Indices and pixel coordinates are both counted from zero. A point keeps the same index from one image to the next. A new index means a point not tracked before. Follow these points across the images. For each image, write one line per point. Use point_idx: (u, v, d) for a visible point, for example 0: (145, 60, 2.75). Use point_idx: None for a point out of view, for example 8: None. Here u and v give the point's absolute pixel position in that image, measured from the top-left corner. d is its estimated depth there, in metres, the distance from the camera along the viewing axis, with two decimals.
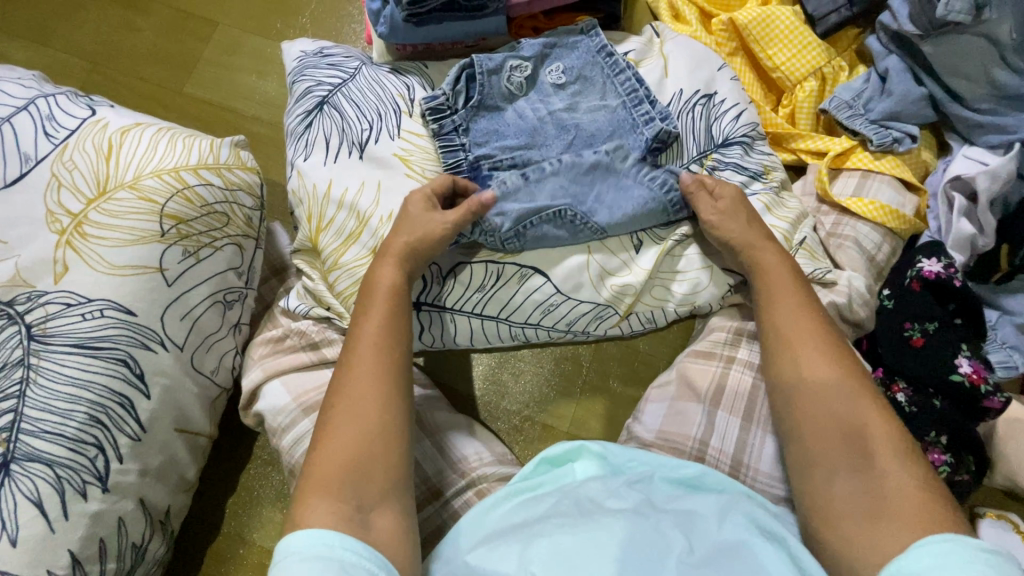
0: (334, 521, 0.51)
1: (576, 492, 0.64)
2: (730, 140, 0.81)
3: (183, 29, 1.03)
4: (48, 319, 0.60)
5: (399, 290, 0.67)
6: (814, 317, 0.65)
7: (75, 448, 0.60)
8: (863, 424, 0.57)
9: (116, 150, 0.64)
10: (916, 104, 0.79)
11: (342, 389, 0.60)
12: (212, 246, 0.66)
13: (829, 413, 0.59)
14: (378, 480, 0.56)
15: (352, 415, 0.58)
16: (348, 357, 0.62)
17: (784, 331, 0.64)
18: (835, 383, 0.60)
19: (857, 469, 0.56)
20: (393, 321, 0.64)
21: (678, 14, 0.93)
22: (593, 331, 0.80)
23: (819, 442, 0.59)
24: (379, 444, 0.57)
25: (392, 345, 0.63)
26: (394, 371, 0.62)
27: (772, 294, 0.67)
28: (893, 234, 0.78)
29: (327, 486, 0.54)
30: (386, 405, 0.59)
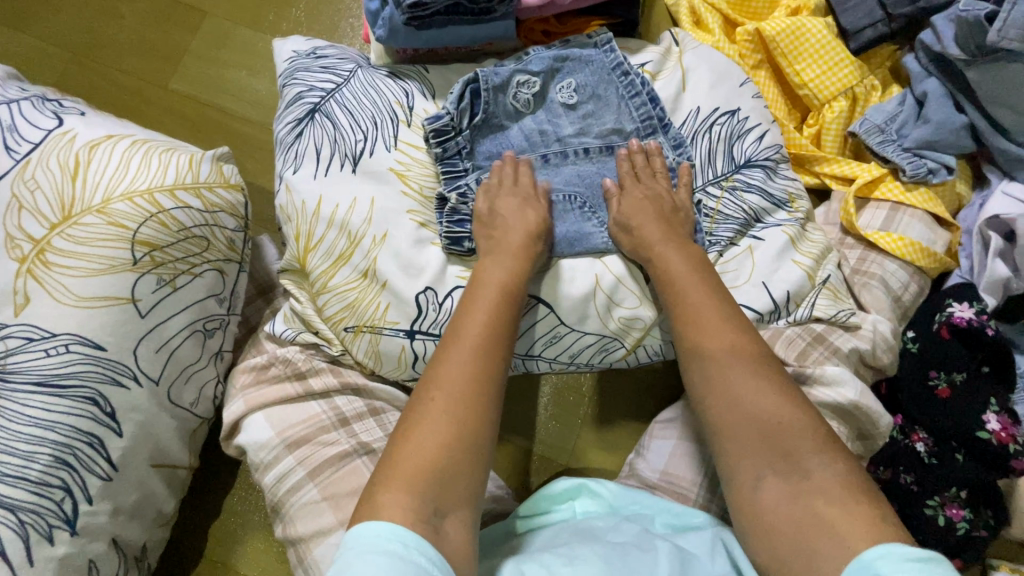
0: (409, 519, 0.45)
1: (576, 530, 0.61)
2: (752, 162, 0.76)
3: (168, 18, 0.96)
4: (9, 355, 0.55)
5: (510, 286, 0.63)
6: (724, 307, 0.61)
7: (39, 491, 0.56)
8: (782, 418, 0.53)
9: (83, 168, 0.58)
10: (955, 134, 0.74)
11: (439, 373, 0.54)
12: (190, 273, 0.62)
13: (743, 407, 0.54)
14: (466, 481, 0.50)
15: (449, 401, 0.52)
16: (447, 342, 0.57)
17: (693, 324, 0.60)
18: (744, 374, 0.55)
19: (779, 470, 0.51)
20: (503, 315, 0.60)
21: (699, 19, 0.87)
22: (597, 363, 0.75)
23: (736, 442, 0.54)
24: (471, 439, 0.51)
25: (500, 341, 0.58)
26: (498, 367, 0.56)
27: (706, 287, 0.63)
28: (921, 272, 0.74)
29: (417, 476, 0.48)
30: (487, 400, 0.54)
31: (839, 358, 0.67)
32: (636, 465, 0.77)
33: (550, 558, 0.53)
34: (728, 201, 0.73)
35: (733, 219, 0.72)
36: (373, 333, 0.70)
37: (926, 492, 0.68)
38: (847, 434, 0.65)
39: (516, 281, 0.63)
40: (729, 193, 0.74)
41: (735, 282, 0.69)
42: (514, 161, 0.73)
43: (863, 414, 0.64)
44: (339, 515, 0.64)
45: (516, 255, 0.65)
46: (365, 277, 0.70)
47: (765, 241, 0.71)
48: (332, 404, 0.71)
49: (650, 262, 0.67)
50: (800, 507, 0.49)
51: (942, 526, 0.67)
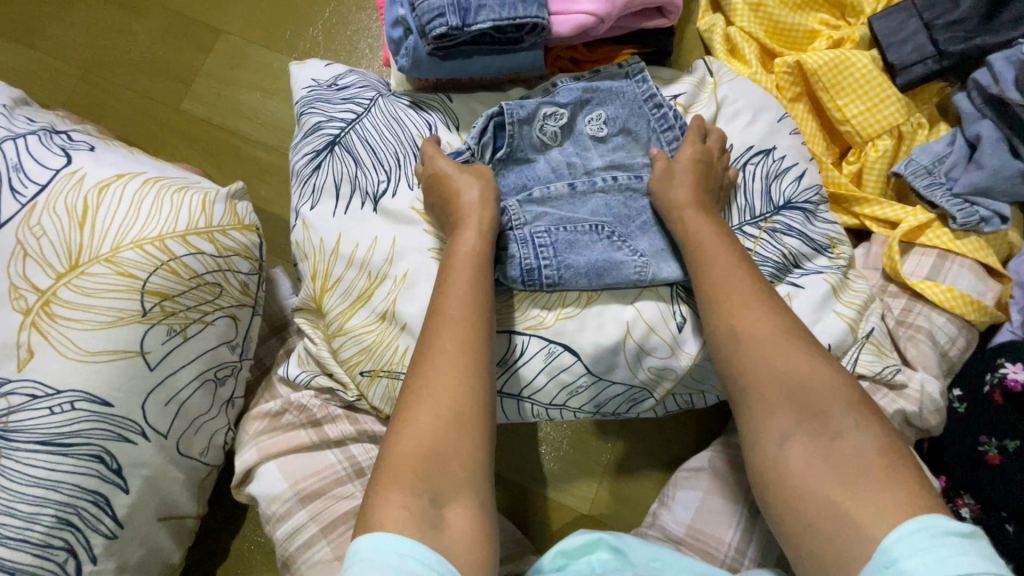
0: (405, 517, 0.45)
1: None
2: (791, 204, 0.72)
3: (181, 35, 0.93)
4: (11, 413, 0.52)
5: (483, 260, 0.60)
6: (752, 275, 0.60)
7: (42, 554, 0.53)
8: (811, 380, 0.51)
9: (91, 213, 0.55)
10: (1009, 180, 0.70)
11: (425, 362, 0.53)
12: (201, 321, 0.58)
13: (772, 368, 0.53)
14: (463, 465, 0.49)
15: (436, 389, 0.51)
16: (430, 328, 0.56)
17: (721, 288, 0.58)
18: (772, 335, 0.54)
19: (807, 425, 0.50)
20: (477, 289, 0.58)
21: (735, 48, 0.82)
22: (625, 412, 0.72)
23: (762, 399, 0.52)
24: (462, 422, 0.50)
25: (480, 319, 0.56)
26: (480, 344, 0.55)
27: (714, 255, 0.61)
28: (969, 326, 0.70)
29: (411, 469, 0.47)
30: (474, 380, 0.52)
31: None
32: (659, 515, 0.73)
33: None
34: (767, 242, 0.69)
35: (773, 263, 0.67)
36: (390, 379, 0.67)
37: None
38: None
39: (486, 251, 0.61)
40: (767, 235, 0.69)
41: None
42: (537, 190, 0.69)
43: None
44: None
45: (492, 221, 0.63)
46: (383, 320, 0.67)
47: (804, 289, 0.67)
48: (347, 454, 0.68)
49: (678, 230, 0.65)
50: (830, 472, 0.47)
51: None
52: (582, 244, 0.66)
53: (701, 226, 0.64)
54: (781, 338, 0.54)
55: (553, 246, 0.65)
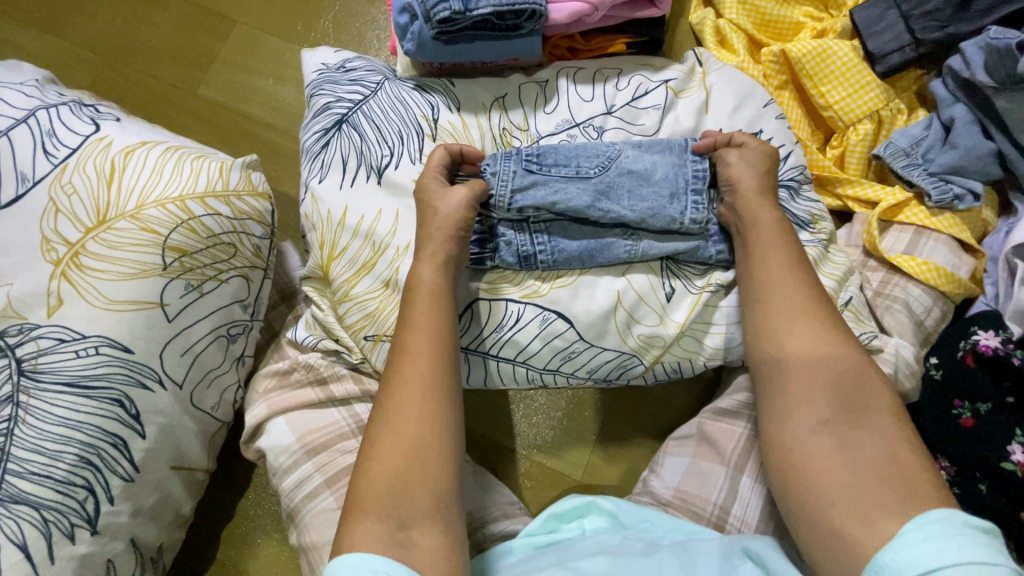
0: (375, 541, 0.50)
1: (580, 546, 0.61)
2: (776, 182, 0.74)
3: (199, 26, 0.98)
4: (40, 355, 0.56)
5: (444, 292, 0.63)
6: (808, 279, 0.62)
7: (64, 491, 0.57)
8: (848, 378, 0.57)
9: (118, 174, 0.60)
10: (982, 160, 0.73)
11: (389, 400, 0.57)
12: (217, 279, 0.63)
13: (815, 364, 0.58)
14: (426, 494, 0.53)
15: (398, 427, 0.56)
16: (392, 367, 0.59)
17: (775, 285, 0.62)
18: (823, 331, 0.59)
19: (832, 413, 0.55)
20: (435, 324, 0.61)
21: (724, 39, 0.87)
22: (615, 379, 0.73)
23: (799, 385, 0.57)
24: (423, 456, 0.54)
25: (440, 353, 0.59)
26: (438, 378, 0.58)
27: (768, 256, 0.64)
28: (945, 298, 0.73)
29: (377, 501, 0.53)
30: (435, 418, 0.56)
31: None
32: (649, 482, 0.76)
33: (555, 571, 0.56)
34: None
35: None
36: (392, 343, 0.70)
37: None
38: None
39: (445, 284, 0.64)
40: None
41: None
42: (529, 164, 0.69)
43: None
44: None
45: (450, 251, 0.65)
46: (386, 287, 0.70)
47: None
48: (352, 412, 0.71)
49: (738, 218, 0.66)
50: (850, 465, 0.52)
51: None
52: (574, 229, 0.69)
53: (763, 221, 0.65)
54: (831, 342, 0.58)
55: (549, 232, 0.69)
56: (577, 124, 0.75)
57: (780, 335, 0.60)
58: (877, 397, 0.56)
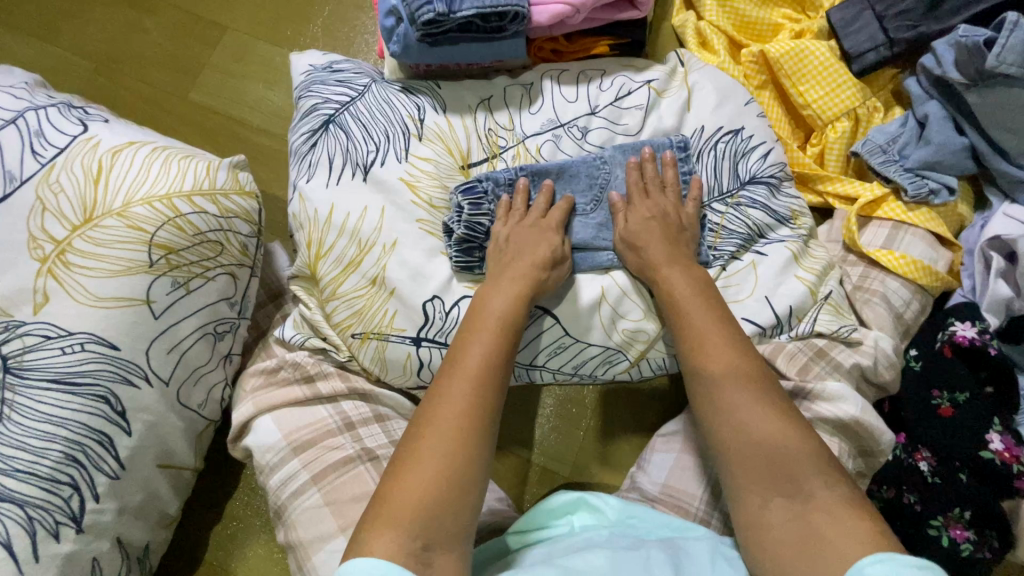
0: (399, 554, 0.45)
1: (568, 543, 0.59)
2: (756, 179, 0.75)
3: (189, 32, 0.99)
4: (25, 352, 0.57)
5: (511, 315, 0.60)
6: (727, 332, 0.60)
7: (48, 488, 0.56)
8: (776, 441, 0.53)
9: (106, 172, 0.61)
10: (955, 154, 0.75)
11: (433, 406, 0.52)
12: (203, 276, 0.64)
13: (745, 436, 0.54)
14: (458, 521, 0.48)
15: (444, 438, 0.50)
16: (445, 374, 0.55)
17: (698, 353, 0.59)
18: (747, 400, 0.55)
19: (772, 476, 0.52)
20: (501, 347, 0.57)
21: (705, 41, 0.88)
22: (601, 375, 0.73)
23: (741, 468, 0.54)
24: (463, 479, 0.49)
25: (496, 372, 0.55)
26: (495, 401, 0.54)
27: (690, 321, 0.61)
28: (923, 291, 0.74)
29: (410, 514, 0.47)
30: (479, 437, 0.51)
31: (841, 373, 0.67)
32: (636, 479, 0.74)
33: (544, 568, 0.53)
34: (732, 215, 0.72)
35: (738, 235, 0.71)
36: (379, 340, 0.70)
37: (930, 512, 0.69)
38: (848, 451, 0.65)
39: (515, 310, 0.61)
40: (732, 210, 0.73)
41: (738, 297, 0.69)
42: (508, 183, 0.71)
43: (864, 430, 0.64)
44: (341, 521, 0.65)
45: (517, 279, 0.63)
46: (373, 285, 0.70)
47: (767, 256, 0.70)
48: (339, 409, 0.72)
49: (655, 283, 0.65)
50: None
51: (947, 547, 0.68)
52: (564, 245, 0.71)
53: (682, 283, 0.64)
54: (753, 404, 0.55)
55: None
56: (561, 124, 0.76)
57: (716, 412, 0.56)
58: (806, 454, 0.52)
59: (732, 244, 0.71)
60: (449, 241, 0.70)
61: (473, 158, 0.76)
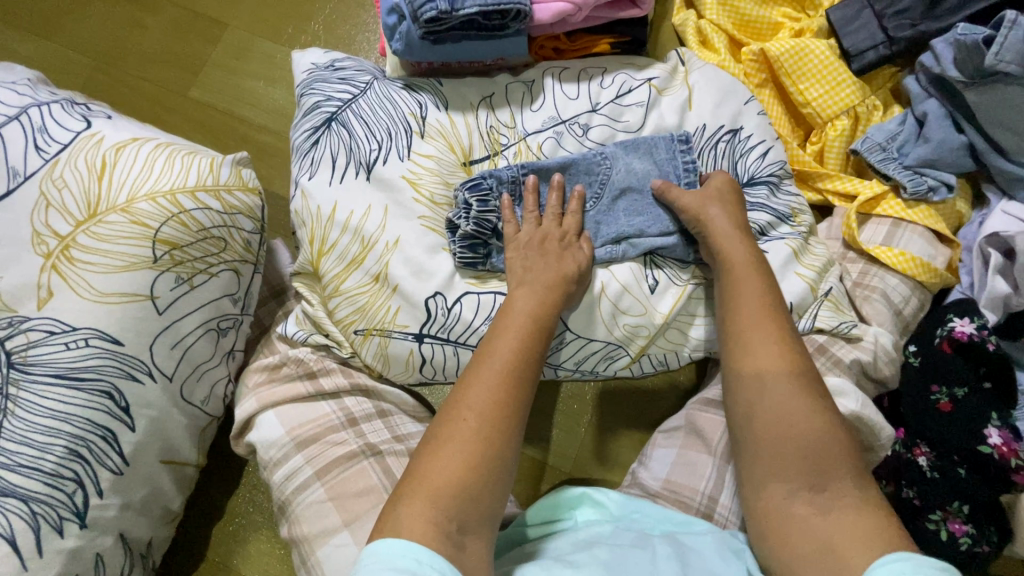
0: (429, 533, 0.46)
1: (574, 537, 0.60)
2: (755, 179, 0.76)
3: (190, 29, 0.99)
4: (29, 347, 0.57)
5: (539, 314, 0.61)
6: (778, 324, 0.60)
7: (52, 483, 0.56)
8: (816, 435, 0.53)
9: (109, 168, 0.61)
10: (954, 152, 0.76)
11: (466, 392, 0.53)
12: (207, 273, 0.64)
13: (787, 424, 0.54)
14: (488, 505, 0.50)
15: (476, 424, 0.51)
16: (479, 363, 0.56)
17: (747, 339, 0.59)
18: (793, 390, 0.55)
19: (801, 463, 0.53)
20: (530, 341, 0.58)
21: (705, 39, 0.89)
22: (602, 371, 0.74)
23: (772, 456, 0.54)
24: (494, 464, 0.50)
25: (528, 367, 0.56)
26: (526, 394, 0.55)
27: (742, 306, 0.61)
28: (922, 287, 0.75)
29: (443, 494, 0.48)
30: (512, 427, 0.52)
31: (841, 369, 0.68)
32: (638, 474, 0.74)
33: (550, 562, 0.54)
34: None
35: None
36: (382, 337, 0.70)
37: (929, 506, 0.70)
38: None
39: (546, 308, 0.62)
40: None
41: None
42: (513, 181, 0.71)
43: (865, 425, 0.64)
44: (345, 516, 0.65)
45: (553, 278, 0.64)
46: (376, 282, 0.70)
47: (768, 253, 0.71)
48: (342, 405, 0.72)
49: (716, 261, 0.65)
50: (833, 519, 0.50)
51: (946, 541, 0.68)
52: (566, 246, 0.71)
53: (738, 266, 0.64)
54: (798, 396, 0.55)
55: None
56: (563, 121, 0.77)
57: (759, 396, 0.56)
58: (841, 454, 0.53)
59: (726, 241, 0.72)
60: (454, 236, 0.70)
61: (475, 154, 0.76)
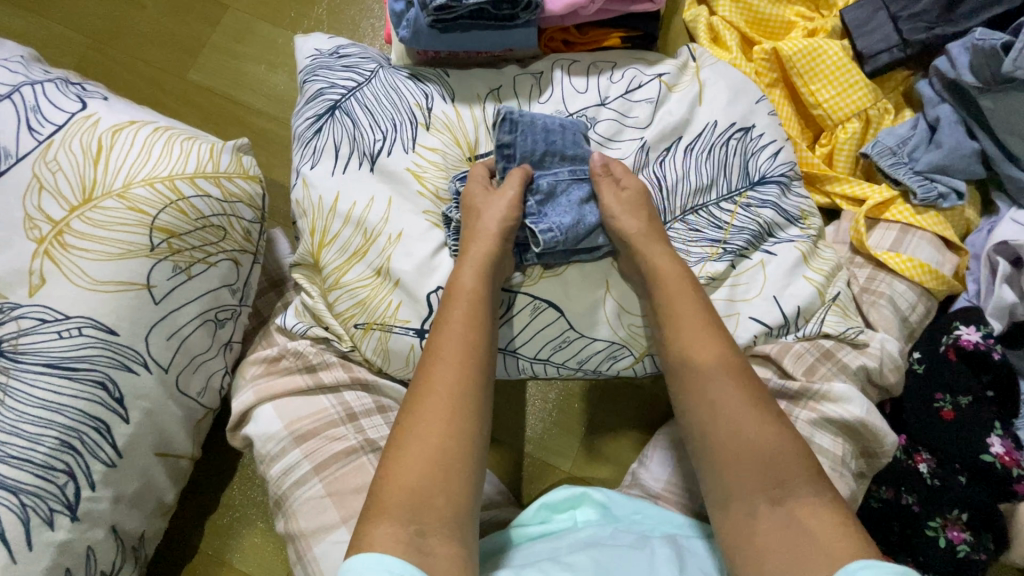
0: (391, 544, 0.45)
1: (568, 539, 0.58)
2: (766, 178, 0.74)
3: (189, 10, 0.96)
4: (21, 335, 0.55)
5: (479, 299, 0.59)
6: (705, 323, 0.58)
7: (43, 475, 0.55)
8: (761, 442, 0.51)
9: (106, 152, 0.59)
10: (966, 159, 0.76)
11: (416, 396, 0.52)
12: (205, 262, 0.62)
13: (735, 437, 0.52)
14: (450, 502, 0.48)
15: (428, 427, 0.50)
16: (426, 363, 0.54)
17: (680, 346, 0.58)
18: (732, 394, 0.53)
19: (753, 462, 0.51)
20: (473, 330, 0.56)
21: (717, 36, 0.87)
22: (605, 371, 0.71)
23: (733, 466, 0.52)
24: (449, 461, 0.49)
25: (474, 357, 0.55)
26: (475, 384, 0.53)
27: (667, 309, 0.60)
28: (929, 294, 0.74)
29: (398, 504, 0.47)
30: (464, 422, 0.51)
31: (847, 375, 0.67)
32: (637, 475, 0.72)
33: (545, 564, 0.53)
34: (741, 215, 0.72)
35: (748, 231, 0.70)
36: (383, 332, 0.69)
37: (928, 513, 0.70)
38: (851, 451, 0.65)
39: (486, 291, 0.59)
40: (742, 209, 0.72)
41: (747, 296, 0.69)
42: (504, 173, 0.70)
43: (869, 431, 0.64)
44: (344, 512, 0.64)
45: (490, 258, 0.62)
46: (378, 275, 0.68)
47: (777, 256, 0.70)
48: (341, 400, 0.71)
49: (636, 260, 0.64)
50: None
51: (943, 547, 0.69)
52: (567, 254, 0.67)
53: (668, 266, 0.62)
54: (737, 402, 0.53)
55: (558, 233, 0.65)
56: (570, 114, 0.75)
57: (701, 410, 0.55)
58: (796, 458, 0.51)
59: (702, 243, 0.70)
60: (450, 230, 0.70)
61: (481, 148, 0.75)
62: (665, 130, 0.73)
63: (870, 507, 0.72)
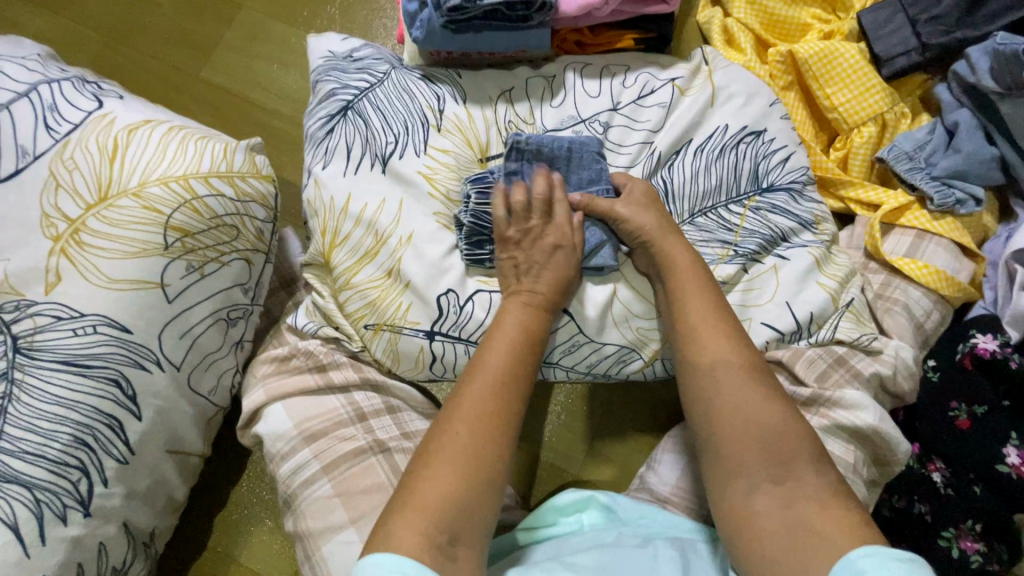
0: (419, 546, 0.44)
1: (572, 542, 0.58)
2: (776, 186, 0.73)
3: (203, 8, 0.97)
4: (36, 333, 0.55)
5: (531, 331, 0.60)
6: (727, 323, 0.58)
7: (57, 471, 0.55)
8: (775, 432, 0.51)
9: (121, 151, 0.60)
10: (983, 165, 0.75)
11: (458, 406, 0.52)
12: (218, 262, 0.62)
13: (750, 429, 0.51)
14: (480, 518, 0.48)
15: (469, 438, 0.50)
16: (469, 378, 0.55)
17: (692, 342, 0.57)
18: (746, 387, 0.53)
19: (776, 479, 0.49)
20: (523, 357, 0.57)
21: (731, 39, 0.87)
22: (614, 375, 0.71)
23: (739, 458, 0.51)
24: (488, 479, 0.50)
25: (517, 380, 0.55)
26: (518, 407, 0.54)
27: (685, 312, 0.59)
28: (945, 301, 0.73)
29: (433, 509, 0.47)
30: (504, 441, 0.52)
31: (860, 382, 0.66)
32: (646, 478, 0.71)
33: (550, 564, 0.53)
34: (751, 217, 0.71)
35: (759, 236, 0.69)
36: (393, 333, 0.69)
37: (941, 523, 0.69)
38: (863, 459, 0.64)
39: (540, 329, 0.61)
40: (752, 213, 0.71)
41: (759, 301, 0.68)
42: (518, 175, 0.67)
43: (881, 439, 0.63)
44: (352, 512, 0.64)
45: (543, 290, 0.63)
46: (388, 276, 0.68)
47: (790, 260, 0.69)
48: (350, 399, 0.71)
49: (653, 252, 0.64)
50: None
51: (956, 558, 0.68)
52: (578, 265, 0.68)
53: (683, 271, 0.61)
54: (755, 399, 0.52)
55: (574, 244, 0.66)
56: (583, 120, 0.74)
57: (715, 406, 0.54)
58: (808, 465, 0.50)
59: (714, 244, 0.69)
60: (460, 233, 0.68)
61: (492, 150, 0.74)
62: (677, 135, 0.73)
63: (881, 516, 0.72)
